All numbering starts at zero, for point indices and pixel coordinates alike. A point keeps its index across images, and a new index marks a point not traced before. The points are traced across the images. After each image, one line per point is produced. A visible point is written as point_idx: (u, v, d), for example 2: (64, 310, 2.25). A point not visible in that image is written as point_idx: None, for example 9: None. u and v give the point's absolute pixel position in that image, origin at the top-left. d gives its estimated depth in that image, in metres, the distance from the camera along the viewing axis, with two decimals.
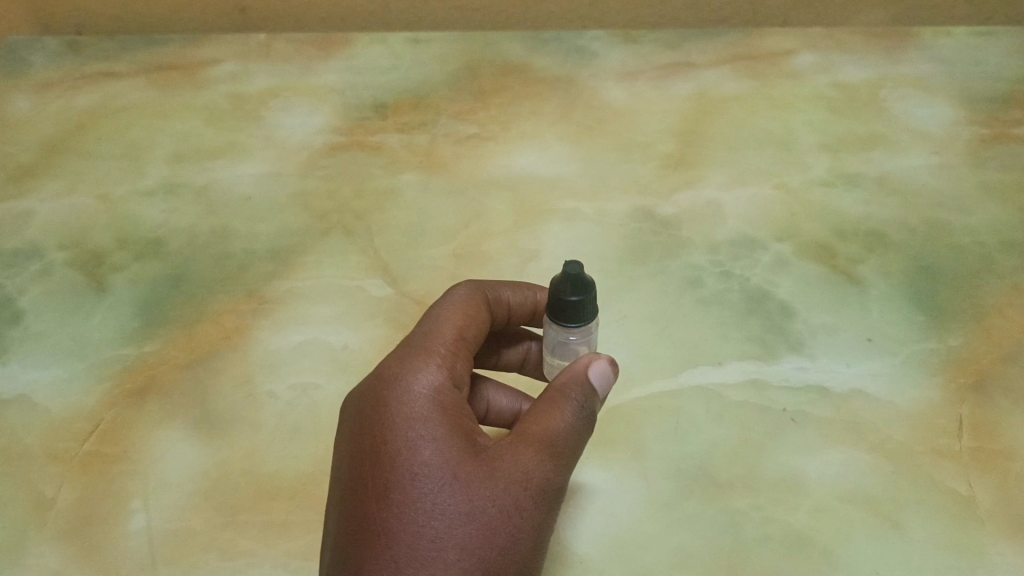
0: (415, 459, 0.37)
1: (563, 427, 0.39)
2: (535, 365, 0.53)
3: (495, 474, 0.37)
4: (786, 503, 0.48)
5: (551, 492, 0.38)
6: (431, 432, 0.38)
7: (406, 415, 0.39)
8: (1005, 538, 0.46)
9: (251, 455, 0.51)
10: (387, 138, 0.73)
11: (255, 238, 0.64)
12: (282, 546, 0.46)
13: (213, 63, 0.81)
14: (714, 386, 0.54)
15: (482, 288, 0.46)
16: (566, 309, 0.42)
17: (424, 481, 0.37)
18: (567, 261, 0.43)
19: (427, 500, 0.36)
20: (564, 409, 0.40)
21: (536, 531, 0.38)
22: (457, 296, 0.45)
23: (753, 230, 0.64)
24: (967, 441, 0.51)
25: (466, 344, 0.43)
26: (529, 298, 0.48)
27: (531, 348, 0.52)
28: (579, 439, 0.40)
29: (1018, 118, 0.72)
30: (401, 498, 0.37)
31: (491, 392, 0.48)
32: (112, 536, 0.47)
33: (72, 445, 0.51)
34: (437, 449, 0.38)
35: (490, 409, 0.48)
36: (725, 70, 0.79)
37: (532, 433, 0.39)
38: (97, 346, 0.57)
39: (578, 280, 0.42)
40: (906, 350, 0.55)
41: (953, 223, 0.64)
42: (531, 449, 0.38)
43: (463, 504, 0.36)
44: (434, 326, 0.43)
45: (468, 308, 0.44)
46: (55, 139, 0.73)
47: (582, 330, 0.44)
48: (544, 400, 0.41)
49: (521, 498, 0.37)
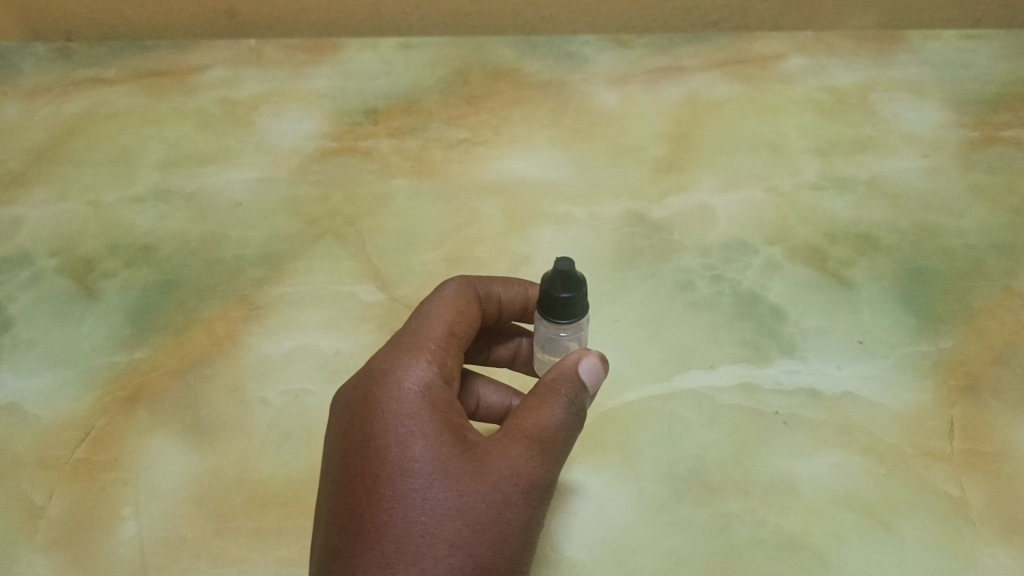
0: (404, 455, 0.37)
1: (553, 423, 0.39)
2: (525, 361, 0.53)
3: (485, 470, 0.37)
4: (779, 505, 0.48)
5: (542, 488, 0.38)
6: (421, 428, 0.38)
7: (396, 411, 0.39)
8: (997, 540, 0.46)
9: (243, 462, 0.50)
10: (378, 144, 0.73)
11: (245, 244, 0.64)
12: (273, 553, 0.46)
13: (204, 69, 0.81)
14: (705, 390, 0.54)
15: (472, 284, 0.46)
16: (557, 305, 0.42)
17: (413, 477, 0.37)
18: (558, 258, 0.43)
19: (416, 495, 0.36)
20: (554, 405, 0.39)
21: (526, 527, 0.38)
22: (448, 290, 0.45)
23: (744, 233, 0.64)
24: (959, 443, 0.51)
25: (456, 340, 0.43)
26: (520, 293, 0.48)
27: (521, 344, 0.52)
28: (569, 436, 0.40)
29: (1007, 121, 0.72)
30: (390, 493, 0.37)
31: (480, 388, 0.48)
32: (102, 545, 0.47)
33: (63, 453, 0.51)
34: (427, 445, 0.37)
35: (480, 405, 0.48)
36: (716, 74, 0.79)
37: (521, 428, 0.39)
38: (87, 353, 0.56)
39: (569, 277, 0.42)
40: (897, 352, 0.56)
41: (943, 226, 0.64)
42: (521, 445, 0.38)
43: (453, 500, 0.36)
44: (425, 321, 0.43)
45: (458, 303, 0.44)
46: (45, 146, 0.73)
47: (572, 326, 0.44)
48: (534, 395, 0.40)
49: (510, 494, 0.37)
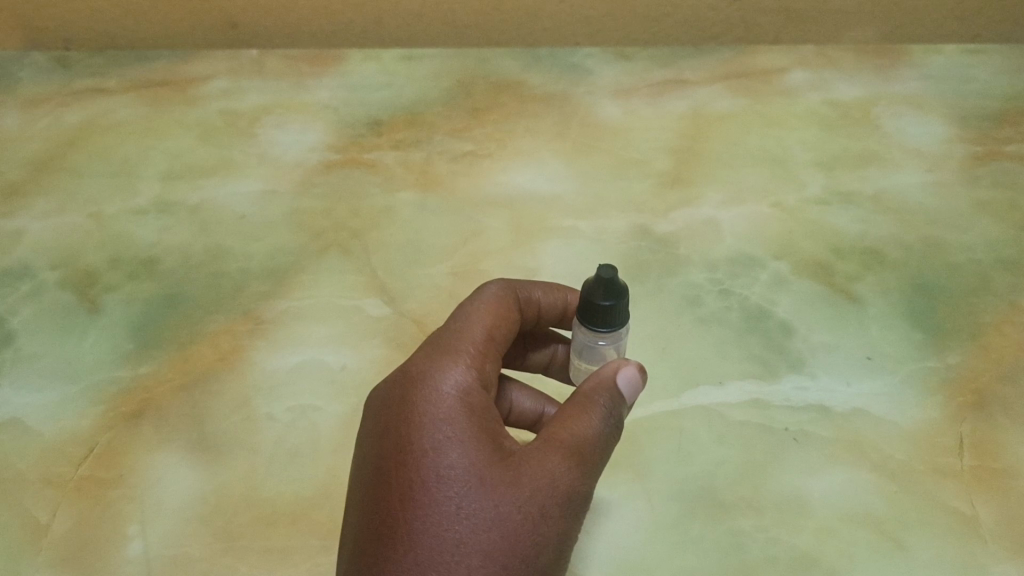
0: (441, 461, 0.37)
1: (590, 433, 0.39)
2: (561, 368, 0.53)
3: (522, 480, 0.37)
4: (791, 523, 0.48)
5: (577, 499, 0.38)
6: (457, 433, 0.38)
7: (433, 416, 0.38)
8: (1008, 557, 0.46)
9: (250, 480, 0.50)
10: (382, 156, 0.72)
11: (250, 257, 0.64)
12: (282, 572, 0.46)
13: (205, 80, 0.80)
14: (715, 406, 0.54)
15: (512, 288, 0.46)
16: (598, 312, 0.42)
17: (450, 484, 0.37)
18: (601, 265, 0.42)
19: (452, 503, 0.36)
20: (592, 415, 0.39)
21: (560, 539, 0.37)
22: (488, 294, 0.45)
23: (751, 248, 0.64)
24: (969, 459, 0.51)
25: (495, 344, 0.43)
26: (560, 299, 0.48)
27: (557, 350, 0.52)
28: (607, 446, 0.40)
29: (1010, 136, 0.73)
30: (425, 501, 0.36)
31: (514, 392, 0.48)
32: (109, 563, 0.46)
33: (67, 470, 0.50)
34: (464, 452, 0.37)
35: (513, 410, 0.48)
36: (719, 87, 0.79)
37: (559, 437, 0.39)
38: (91, 367, 0.56)
39: (611, 285, 0.42)
40: (906, 368, 0.56)
41: (948, 241, 0.64)
42: (559, 454, 0.38)
43: (489, 509, 0.36)
44: (464, 324, 0.43)
45: (498, 308, 0.44)
46: (45, 156, 0.73)
47: (611, 335, 0.43)
48: (572, 404, 0.40)
49: (546, 506, 0.37)
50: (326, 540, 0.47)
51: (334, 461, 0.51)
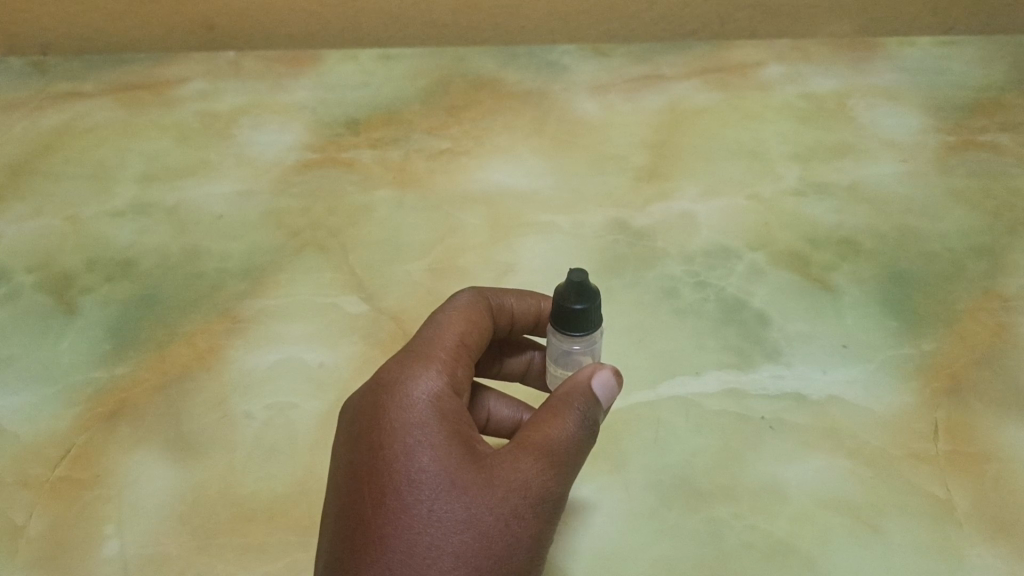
0: (412, 465, 0.37)
1: (564, 436, 0.39)
2: (538, 375, 0.53)
3: (494, 482, 0.37)
4: (768, 510, 0.48)
5: (551, 501, 0.38)
6: (430, 438, 0.38)
7: (404, 421, 0.38)
8: (983, 540, 0.46)
9: (228, 477, 0.50)
10: (359, 155, 0.72)
11: (227, 256, 0.64)
12: (259, 569, 0.46)
13: (183, 83, 0.80)
14: (693, 396, 0.54)
15: (484, 295, 0.46)
16: (570, 316, 0.42)
17: (422, 488, 0.37)
18: (572, 268, 0.42)
19: (423, 506, 0.36)
20: (566, 418, 0.39)
21: (534, 541, 0.37)
22: (459, 302, 0.45)
23: (727, 240, 0.64)
24: (944, 445, 0.51)
25: (466, 350, 0.43)
26: (533, 306, 0.48)
27: (534, 357, 0.52)
28: (582, 449, 0.40)
29: (984, 126, 0.73)
30: (397, 505, 0.37)
31: (491, 401, 0.48)
32: (85, 562, 0.46)
33: (43, 471, 0.50)
34: (435, 456, 0.37)
35: (491, 419, 0.48)
36: (696, 82, 0.79)
37: (532, 440, 0.39)
38: (67, 369, 0.56)
39: (582, 288, 0.42)
40: (880, 356, 0.56)
41: (923, 230, 0.65)
42: (532, 457, 0.38)
43: (461, 512, 0.36)
44: (436, 332, 0.43)
45: (470, 315, 0.44)
46: (20, 160, 0.73)
47: (585, 339, 0.44)
48: (547, 408, 0.40)
49: (519, 507, 0.37)
50: (304, 537, 0.47)
51: (312, 458, 0.51)
